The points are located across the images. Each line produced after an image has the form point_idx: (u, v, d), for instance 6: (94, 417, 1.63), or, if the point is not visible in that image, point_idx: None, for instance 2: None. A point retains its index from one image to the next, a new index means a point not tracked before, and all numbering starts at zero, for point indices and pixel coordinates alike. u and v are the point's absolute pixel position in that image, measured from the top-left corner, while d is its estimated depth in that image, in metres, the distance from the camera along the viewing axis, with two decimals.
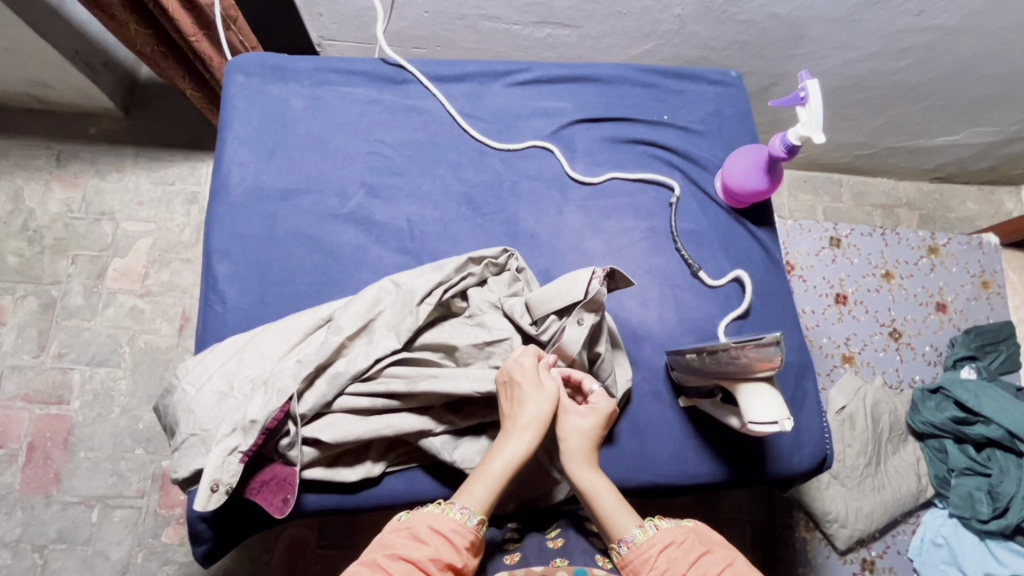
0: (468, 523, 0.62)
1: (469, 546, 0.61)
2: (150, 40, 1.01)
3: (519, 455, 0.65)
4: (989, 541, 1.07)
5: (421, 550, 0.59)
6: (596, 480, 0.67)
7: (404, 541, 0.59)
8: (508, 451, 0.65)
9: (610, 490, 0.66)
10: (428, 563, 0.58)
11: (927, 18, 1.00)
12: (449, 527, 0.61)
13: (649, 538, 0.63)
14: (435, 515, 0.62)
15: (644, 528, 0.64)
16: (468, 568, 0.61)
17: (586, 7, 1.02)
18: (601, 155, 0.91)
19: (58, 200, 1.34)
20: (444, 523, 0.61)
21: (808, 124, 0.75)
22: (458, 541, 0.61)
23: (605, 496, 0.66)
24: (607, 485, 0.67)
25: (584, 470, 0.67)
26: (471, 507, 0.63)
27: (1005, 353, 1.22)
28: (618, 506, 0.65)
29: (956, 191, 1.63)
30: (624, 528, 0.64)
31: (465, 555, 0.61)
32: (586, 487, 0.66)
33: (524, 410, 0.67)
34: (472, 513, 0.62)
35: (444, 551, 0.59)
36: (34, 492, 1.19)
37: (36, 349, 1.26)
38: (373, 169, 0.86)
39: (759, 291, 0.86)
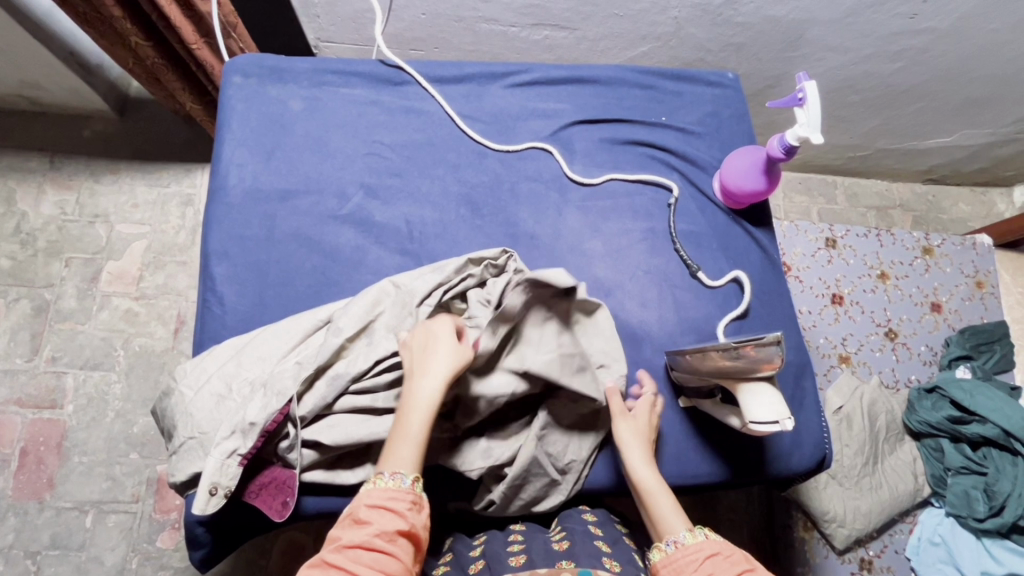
0: (403, 485, 0.60)
1: (411, 505, 0.60)
2: (153, 52, 1.01)
3: (433, 404, 0.63)
4: (986, 539, 1.08)
5: (363, 529, 0.57)
6: (659, 481, 0.69)
7: (346, 529, 0.58)
8: (421, 402, 0.63)
9: (665, 493, 0.68)
10: (374, 538, 0.57)
11: (921, 21, 1.01)
12: (383, 496, 0.59)
13: (697, 543, 0.62)
14: (367, 491, 0.60)
15: (692, 532, 0.64)
16: (418, 526, 0.60)
17: (583, 9, 1.02)
18: (599, 156, 0.91)
19: (51, 203, 1.33)
20: (377, 494, 0.59)
21: (806, 125, 0.75)
22: (398, 505, 0.59)
23: (660, 498, 0.68)
24: (663, 488, 0.69)
25: (644, 468, 0.70)
26: (402, 470, 0.61)
27: (1000, 353, 1.23)
28: (670, 509, 0.67)
29: (948, 192, 1.64)
30: (675, 529, 0.65)
31: (410, 516, 0.59)
32: (645, 485, 0.69)
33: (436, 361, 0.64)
34: (404, 475, 0.61)
35: (385, 522, 0.58)
36: (28, 497, 1.18)
37: (29, 352, 1.25)
38: (372, 170, 0.86)
39: (758, 291, 0.86)
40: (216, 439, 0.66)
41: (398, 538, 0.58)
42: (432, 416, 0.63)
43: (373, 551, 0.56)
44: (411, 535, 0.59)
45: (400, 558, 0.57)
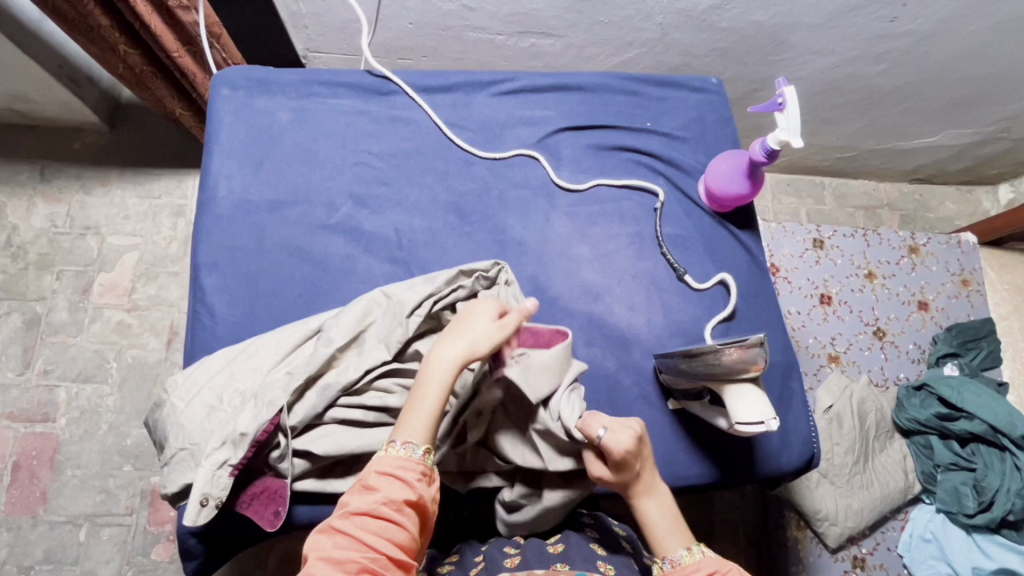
0: (413, 456, 0.59)
1: (420, 477, 0.59)
2: (140, 60, 1.03)
3: (450, 375, 0.61)
4: (976, 534, 1.09)
5: (371, 497, 0.57)
6: (663, 515, 0.66)
7: (353, 495, 0.57)
8: (437, 374, 0.61)
9: (668, 524, 0.65)
10: (381, 508, 0.56)
11: (901, 24, 1.03)
12: (393, 465, 0.58)
13: (696, 562, 0.62)
14: (378, 458, 0.59)
15: (691, 551, 0.64)
16: (427, 497, 0.59)
17: (570, 17, 1.03)
18: (586, 162, 0.92)
19: (42, 216, 1.33)
20: (388, 462, 0.59)
21: (786, 129, 0.77)
22: (408, 476, 0.58)
23: (657, 523, 0.65)
24: (667, 521, 0.65)
25: (651, 501, 0.66)
26: (414, 440, 0.60)
27: (986, 349, 1.25)
28: (666, 535, 0.65)
29: (935, 192, 1.66)
30: (670, 548, 0.64)
31: (419, 487, 0.59)
32: (648, 517, 0.66)
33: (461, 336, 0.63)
34: (416, 446, 0.59)
35: (392, 490, 0.57)
36: (21, 511, 1.17)
37: (21, 366, 1.25)
38: (361, 179, 0.87)
39: (745, 293, 0.87)
40: (208, 448, 0.66)
41: (406, 507, 0.58)
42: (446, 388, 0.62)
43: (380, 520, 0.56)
44: (419, 506, 0.58)
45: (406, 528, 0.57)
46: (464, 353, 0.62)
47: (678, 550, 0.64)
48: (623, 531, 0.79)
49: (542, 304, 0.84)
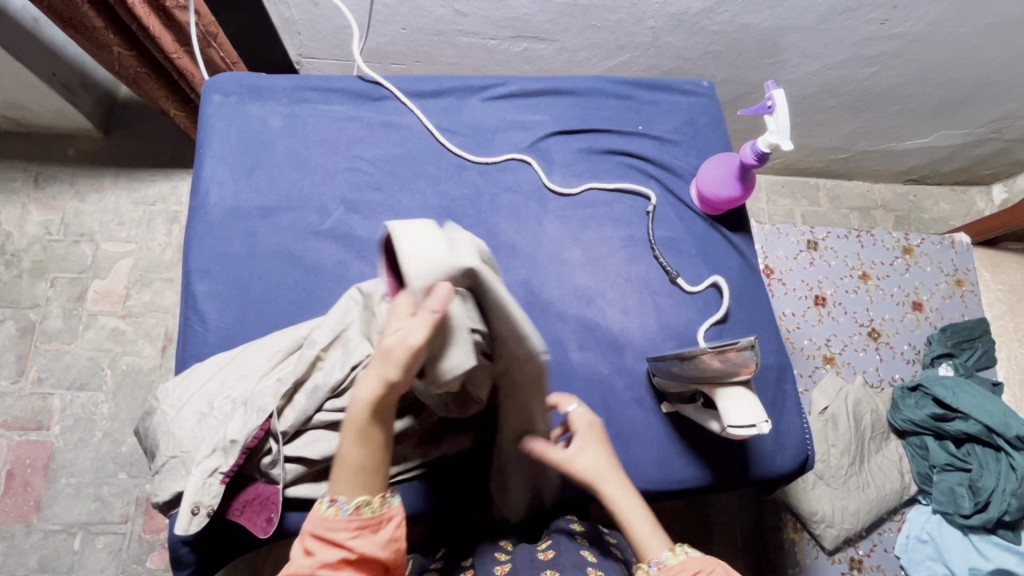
0: (341, 514, 0.54)
1: (354, 530, 0.54)
2: (134, 61, 1.03)
3: (359, 423, 0.55)
4: (973, 535, 1.09)
5: (305, 562, 0.53)
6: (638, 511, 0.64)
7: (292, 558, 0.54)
8: (351, 426, 0.55)
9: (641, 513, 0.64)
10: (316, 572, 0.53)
11: (892, 27, 1.03)
12: (321, 525, 0.54)
13: (680, 563, 0.59)
14: (310, 516, 0.55)
15: (674, 551, 0.60)
16: (369, 547, 0.54)
17: (562, 21, 1.04)
18: (578, 166, 0.92)
19: (36, 223, 1.32)
20: (316, 523, 0.54)
21: (776, 132, 0.77)
22: (340, 535, 0.54)
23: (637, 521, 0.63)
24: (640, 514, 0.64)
25: (624, 499, 0.64)
26: (341, 497, 0.55)
27: (981, 349, 1.25)
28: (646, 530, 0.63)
29: (929, 192, 1.67)
30: (654, 551, 0.61)
31: (355, 542, 0.54)
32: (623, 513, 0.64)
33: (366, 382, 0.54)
34: (343, 502, 0.55)
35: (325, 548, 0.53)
36: (14, 520, 1.17)
37: (15, 374, 1.24)
38: (352, 185, 0.86)
39: (737, 296, 0.88)
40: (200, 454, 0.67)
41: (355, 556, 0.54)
42: (367, 440, 0.55)
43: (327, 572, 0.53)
44: (362, 559, 0.54)
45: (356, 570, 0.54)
46: (372, 391, 0.54)
47: (662, 552, 0.61)
48: (615, 538, 0.79)
49: (534, 308, 0.84)
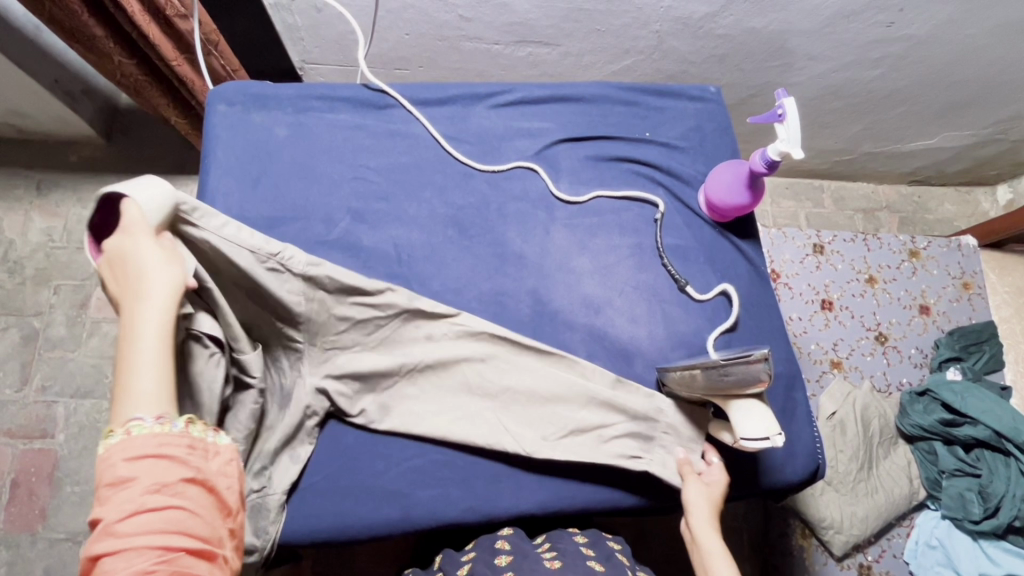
0: (172, 429, 0.47)
1: (189, 450, 0.46)
2: (135, 69, 1.03)
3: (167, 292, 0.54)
4: (982, 541, 1.08)
5: (133, 489, 0.43)
6: (731, 572, 0.71)
7: (194, 461, 0.46)
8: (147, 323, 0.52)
9: (726, 560, 0.72)
10: (147, 498, 0.43)
11: (898, 29, 1.02)
12: (152, 444, 0.45)
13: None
14: (154, 435, 0.46)
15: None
16: (211, 472, 0.47)
17: (566, 26, 1.03)
18: (585, 173, 0.92)
19: (39, 230, 1.32)
20: (139, 445, 0.45)
21: (787, 140, 0.76)
22: (174, 452, 0.46)
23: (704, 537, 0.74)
24: (724, 551, 0.72)
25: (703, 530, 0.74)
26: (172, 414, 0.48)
27: (989, 353, 1.25)
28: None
29: (933, 193, 1.66)
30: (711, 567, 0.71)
31: (194, 460, 0.46)
32: (703, 553, 0.73)
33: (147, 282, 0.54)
34: (176, 419, 0.48)
35: (164, 473, 0.45)
36: (20, 529, 1.17)
37: (19, 382, 1.24)
38: (359, 195, 0.86)
39: (747, 304, 0.87)
40: (252, 355, 0.71)
41: (96, 536, 0.43)
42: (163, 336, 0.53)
43: (155, 518, 0.43)
44: (202, 483, 0.46)
45: (211, 500, 0.46)
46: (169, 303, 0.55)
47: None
48: (619, 545, 0.77)
49: (543, 317, 0.84)
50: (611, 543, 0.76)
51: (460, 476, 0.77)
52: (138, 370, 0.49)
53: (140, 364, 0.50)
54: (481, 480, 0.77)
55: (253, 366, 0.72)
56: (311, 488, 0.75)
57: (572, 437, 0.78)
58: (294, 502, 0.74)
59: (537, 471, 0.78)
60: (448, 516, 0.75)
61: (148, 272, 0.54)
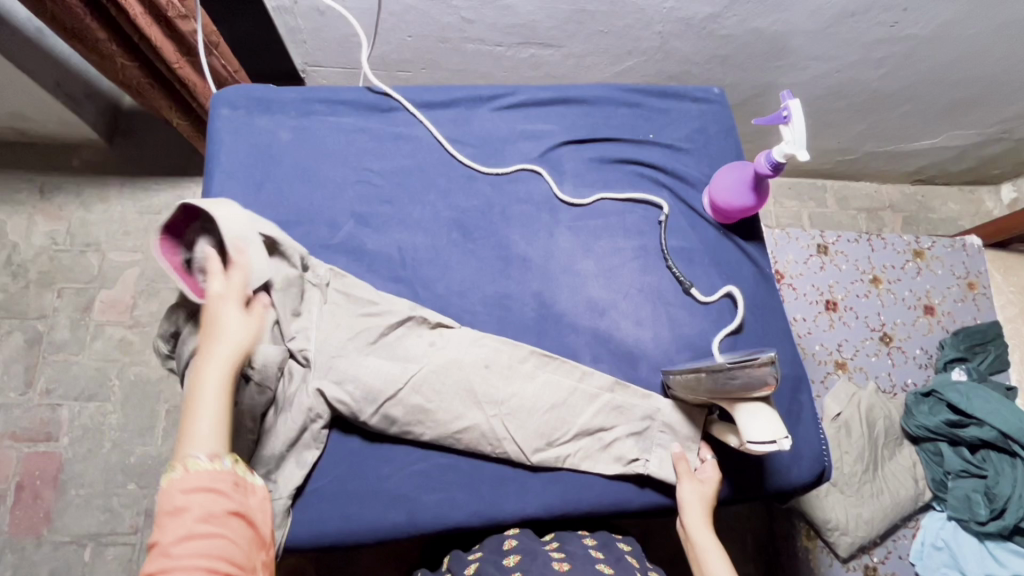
0: (223, 467, 0.55)
1: (234, 486, 0.55)
2: (137, 71, 1.03)
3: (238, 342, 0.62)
4: (988, 542, 1.08)
5: (184, 518, 0.51)
6: (727, 568, 0.72)
7: (234, 497, 0.54)
8: (212, 369, 0.59)
9: (722, 557, 0.73)
10: (196, 526, 0.51)
11: (902, 29, 1.02)
12: (201, 479, 0.53)
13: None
14: (205, 472, 0.54)
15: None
16: (249, 507, 0.55)
17: (568, 27, 1.03)
18: (589, 175, 0.91)
19: (42, 233, 1.32)
20: (194, 479, 0.53)
21: (792, 142, 0.75)
22: (220, 487, 0.54)
23: (703, 537, 0.74)
24: (719, 549, 0.73)
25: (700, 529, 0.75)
26: (222, 452, 0.56)
27: (994, 353, 1.24)
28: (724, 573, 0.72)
29: (937, 192, 1.66)
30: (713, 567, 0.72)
31: (235, 496, 0.54)
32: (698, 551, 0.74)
33: (220, 334, 0.61)
34: (224, 457, 0.56)
35: (211, 505, 0.53)
36: (24, 533, 1.17)
37: (23, 385, 1.24)
38: (363, 198, 0.86)
39: (752, 306, 0.87)
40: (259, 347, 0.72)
41: (153, 556, 0.51)
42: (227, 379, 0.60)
43: (202, 543, 0.51)
44: (241, 516, 0.54)
45: (249, 532, 0.54)
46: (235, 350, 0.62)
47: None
48: (627, 547, 0.77)
49: (548, 320, 0.83)
50: (619, 545, 0.76)
51: (466, 480, 0.77)
52: (201, 414, 0.57)
53: (202, 407, 0.57)
54: (487, 483, 0.77)
55: (258, 358, 0.71)
56: (317, 491, 0.75)
57: (577, 441, 0.78)
58: (300, 506, 0.74)
59: (542, 474, 0.78)
60: (454, 520, 0.75)
61: (218, 326, 0.62)
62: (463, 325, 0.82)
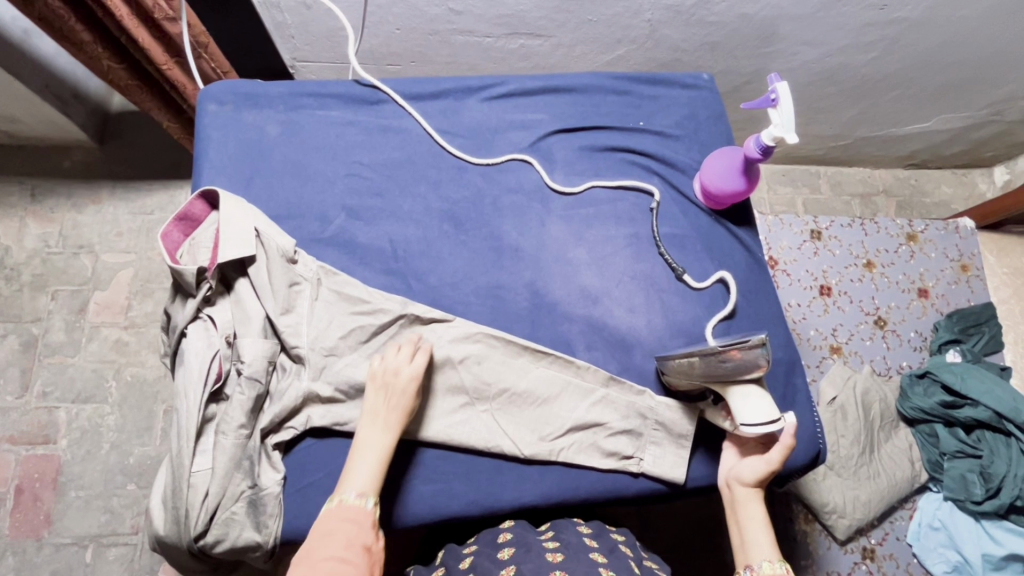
0: (366, 506, 0.66)
1: (372, 527, 0.65)
2: (124, 74, 1.02)
3: (404, 407, 0.72)
4: (984, 521, 1.09)
5: (332, 545, 0.62)
6: (768, 537, 0.71)
7: (364, 534, 0.64)
8: (385, 424, 0.71)
9: (765, 528, 0.72)
10: (343, 554, 0.62)
11: (891, 11, 1.02)
12: (349, 514, 0.65)
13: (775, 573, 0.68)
14: (338, 508, 0.66)
15: (772, 562, 0.69)
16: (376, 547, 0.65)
17: (558, 16, 1.03)
18: (579, 164, 0.91)
19: (34, 236, 1.32)
20: (345, 511, 0.65)
21: (781, 125, 0.76)
22: (361, 526, 0.65)
23: (750, 504, 0.74)
24: (765, 521, 0.72)
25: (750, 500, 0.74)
26: (367, 491, 0.67)
27: (988, 335, 1.25)
28: (765, 542, 0.71)
29: (931, 176, 1.66)
30: (756, 536, 0.71)
31: (372, 536, 0.65)
32: (742, 514, 0.73)
33: (397, 403, 0.71)
34: (369, 497, 0.67)
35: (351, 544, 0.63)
36: (25, 535, 1.17)
37: (19, 389, 1.24)
38: (353, 192, 0.86)
39: (744, 291, 0.87)
40: (248, 341, 0.74)
41: None
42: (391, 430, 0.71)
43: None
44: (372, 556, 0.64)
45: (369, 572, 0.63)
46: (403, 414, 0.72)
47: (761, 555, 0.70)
48: (624, 536, 0.77)
49: (541, 309, 0.83)
50: (615, 534, 0.76)
51: (462, 470, 0.77)
52: (363, 458, 0.69)
53: (362, 453, 0.69)
54: (483, 473, 0.77)
55: (246, 353, 0.74)
56: (313, 485, 0.75)
57: (572, 431, 0.79)
58: (297, 500, 0.74)
59: (538, 463, 0.78)
60: (451, 511, 0.76)
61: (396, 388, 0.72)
62: (457, 316, 0.81)
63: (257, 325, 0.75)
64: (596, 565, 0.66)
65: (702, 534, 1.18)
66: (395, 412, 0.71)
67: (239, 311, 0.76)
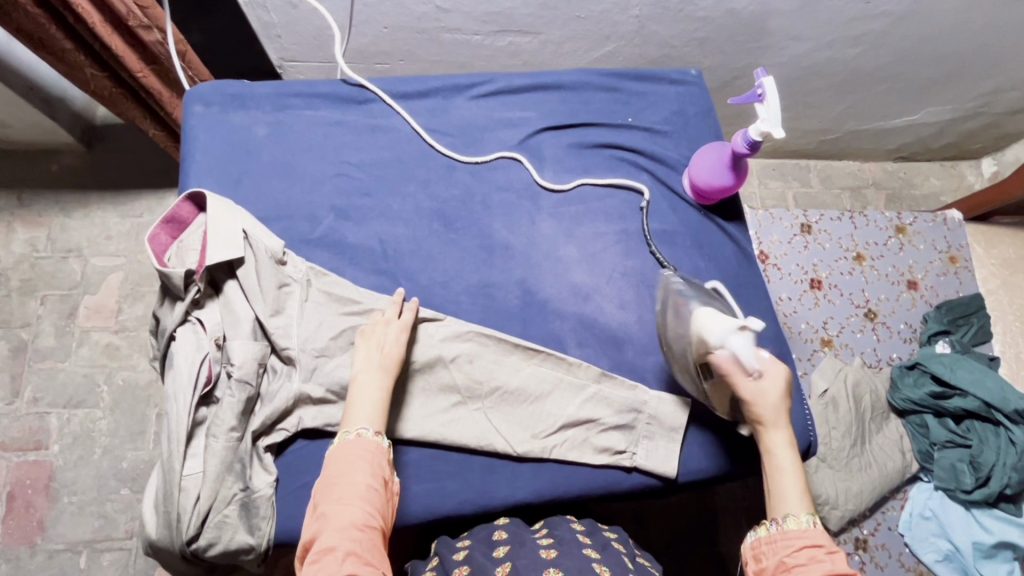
0: (383, 444, 0.68)
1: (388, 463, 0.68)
2: (107, 82, 1.01)
3: (398, 356, 0.73)
4: (975, 510, 1.10)
5: (359, 478, 0.64)
6: (800, 484, 0.69)
7: (384, 464, 0.67)
8: (383, 368, 0.72)
9: (797, 474, 0.69)
10: (368, 489, 0.64)
11: (877, 6, 1.02)
12: (367, 449, 0.67)
13: (802, 528, 0.65)
14: (357, 441, 0.67)
15: (796, 517, 0.66)
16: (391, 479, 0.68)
17: (546, 14, 1.02)
18: (569, 161, 0.91)
19: (22, 241, 1.30)
20: (362, 446, 0.67)
21: (767, 119, 0.76)
22: (378, 459, 0.67)
23: (783, 453, 0.70)
24: (799, 468, 0.69)
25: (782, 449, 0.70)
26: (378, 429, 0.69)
27: (977, 325, 1.26)
28: (798, 490, 0.68)
29: (920, 168, 1.67)
30: (789, 485, 0.68)
31: (388, 470, 0.67)
32: (774, 464, 0.70)
33: (392, 352, 0.73)
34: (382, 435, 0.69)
35: (376, 474, 0.65)
36: (18, 542, 1.16)
37: (10, 395, 1.23)
38: (342, 192, 0.85)
39: (734, 285, 0.87)
40: (238, 343, 0.74)
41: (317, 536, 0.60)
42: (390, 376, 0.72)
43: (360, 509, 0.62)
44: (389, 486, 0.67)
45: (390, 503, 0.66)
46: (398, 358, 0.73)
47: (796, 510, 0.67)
48: (616, 533, 0.77)
49: (532, 307, 0.84)
50: (608, 530, 0.76)
51: (455, 469, 0.77)
52: (363, 405, 0.70)
53: (362, 399, 0.70)
54: (476, 472, 0.77)
55: (236, 355, 0.74)
56: (305, 487, 0.75)
57: (564, 428, 0.79)
58: (290, 502, 0.74)
59: (531, 461, 0.78)
60: (444, 510, 0.76)
61: (389, 339, 0.74)
62: (448, 315, 0.81)
63: (246, 327, 0.75)
64: (590, 560, 0.67)
65: (696, 528, 1.19)
66: (388, 359, 0.73)
67: (229, 313, 0.76)
